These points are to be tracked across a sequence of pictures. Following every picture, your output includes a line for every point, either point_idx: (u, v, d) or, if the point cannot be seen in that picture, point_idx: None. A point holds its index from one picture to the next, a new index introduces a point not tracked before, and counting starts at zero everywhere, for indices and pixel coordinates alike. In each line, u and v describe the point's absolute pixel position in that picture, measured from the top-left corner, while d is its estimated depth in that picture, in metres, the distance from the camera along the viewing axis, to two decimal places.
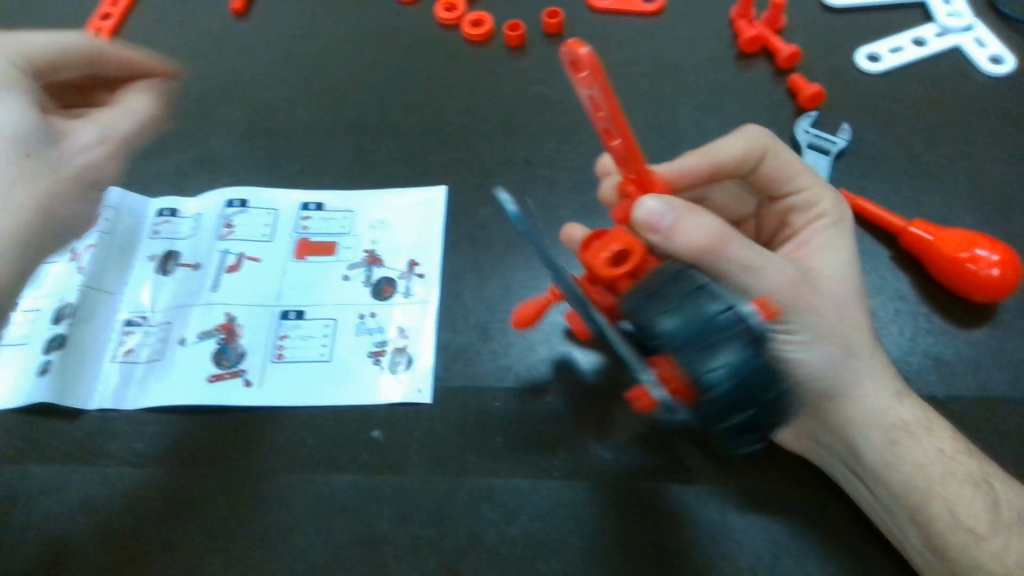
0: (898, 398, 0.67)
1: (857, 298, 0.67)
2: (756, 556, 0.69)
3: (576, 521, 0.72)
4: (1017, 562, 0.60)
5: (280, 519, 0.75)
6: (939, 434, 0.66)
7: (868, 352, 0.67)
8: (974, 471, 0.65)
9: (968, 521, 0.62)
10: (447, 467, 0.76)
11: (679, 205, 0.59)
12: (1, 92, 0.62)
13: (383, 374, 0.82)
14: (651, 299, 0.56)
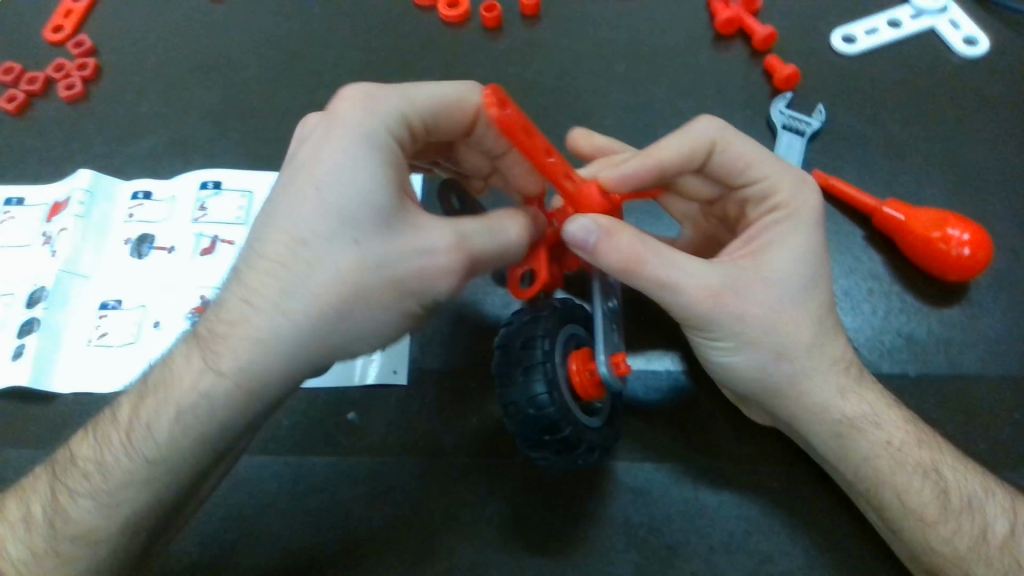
0: (843, 392, 0.65)
1: (798, 295, 0.64)
2: (727, 534, 0.70)
3: (550, 499, 0.73)
4: (965, 548, 0.61)
5: (257, 502, 0.76)
6: (887, 424, 0.65)
7: (807, 352, 0.64)
8: (925, 457, 0.64)
9: (916, 507, 0.62)
10: (422, 448, 0.77)
11: (604, 224, 0.60)
12: (359, 167, 0.57)
13: (358, 355, 0.81)
14: (520, 329, 0.68)
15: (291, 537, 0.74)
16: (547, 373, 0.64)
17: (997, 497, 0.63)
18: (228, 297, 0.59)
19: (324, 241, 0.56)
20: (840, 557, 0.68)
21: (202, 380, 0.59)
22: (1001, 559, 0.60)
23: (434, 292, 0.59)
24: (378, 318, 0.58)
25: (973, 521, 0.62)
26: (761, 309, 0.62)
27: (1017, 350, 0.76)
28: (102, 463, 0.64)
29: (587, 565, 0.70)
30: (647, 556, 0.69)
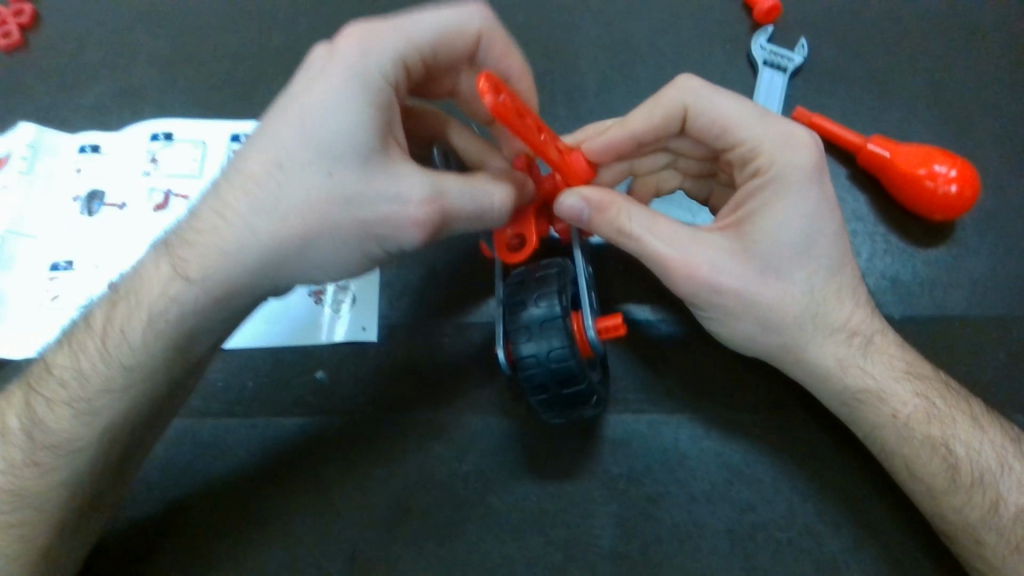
0: (843, 364, 0.63)
1: (790, 264, 0.61)
2: (708, 483, 0.68)
3: (527, 454, 0.71)
4: (976, 519, 0.60)
5: (223, 466, 0.74)
6: (897, 397, 0.62)
7: (796, 323, 0.62)
8: (934, 432, 0.61)
9: (925, 479, 0.61)
10: (394, 405, 0.74)
11: (595, 200, 0.61)
12: (344, 99, 0.53)
13: (324, 312, 0.77)
14: (526, 282, 0.62)
15: (261, 501, 0.72)
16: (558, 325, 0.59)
17: (1015, 467, 0.60)
18: (203, 207, 0.57)
19: (301, 167, 0.53)
20: (825, 503, 0.67)
21: (170, 294, 0.57)
22: (1013, 531, 0.58)
23: (401, 241, 0.56)
24: (339, 254, 0.56)
25: (984, 493, 0.60)
26: (743, 279, 0.61)
27: (1002, 289, 0.75)
28: (79, 370, 0.61)
29: (567, 520, 0.68)
30: (627, 508, 0.68)
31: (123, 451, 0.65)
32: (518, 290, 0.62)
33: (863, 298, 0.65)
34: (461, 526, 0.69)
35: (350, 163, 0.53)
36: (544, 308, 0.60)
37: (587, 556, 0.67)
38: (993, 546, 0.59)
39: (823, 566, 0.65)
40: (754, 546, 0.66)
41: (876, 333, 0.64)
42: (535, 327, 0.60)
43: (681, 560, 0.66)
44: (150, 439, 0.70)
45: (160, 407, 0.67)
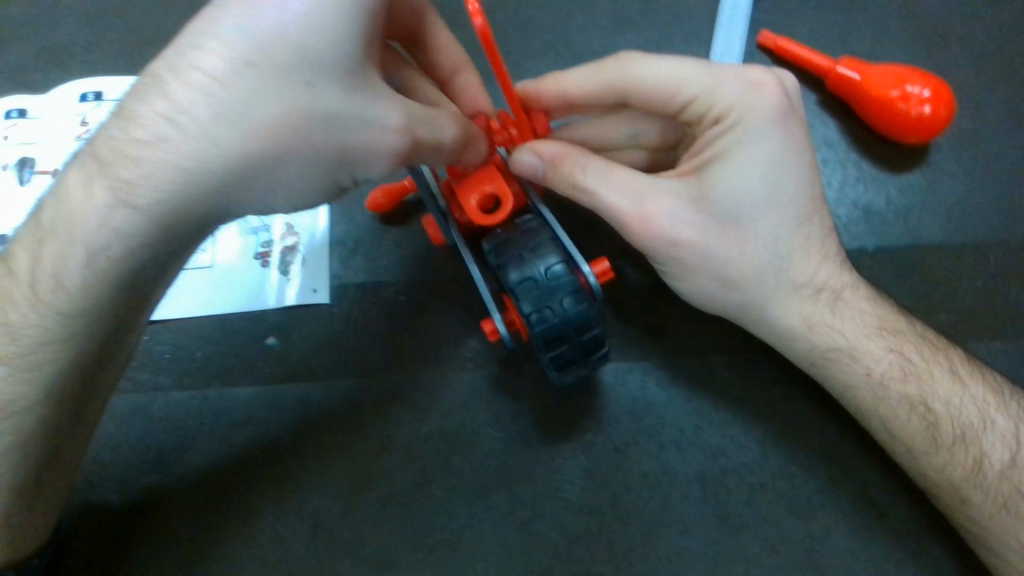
0: (810, 323, 0.60)
1: (750, 216, 0.57)
2: (678, 431, 0.66)
3: (490, 411, 0.68)
4: (960, 477, 0.57)
5: (177, 440, 0.71)
6: (870, 355, 0.60)
7: (760, 279, 0.59)
8: (911, 391, 0.58)
9: (904, 439, 0.59)
10: (351, 369, 0.71)
11: (548, 153, 0.59)
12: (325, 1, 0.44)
13: (272, 275, 0.74)
14: (522, 253, 0.56)
15: (221, 474, 0.70)
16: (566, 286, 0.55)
17: (998, 421, 0.57)
18: (132, 105, 0.47)
19: (277, 71, 0.45)
20: (798, 444, 0.64)
21: (107, 221, 0.49)
22: (998, 488, 0.55)
23: (373, 168, 0.51)
24: (302, 179, 0.50)
25: (967, 450, 0.57)
26: (701, 232, 0.58)
27: (979, 213, 0.71)
28: (10, 323, 0.55)
29: (534, 476, 0.66)
30: (595, 460, 0.66)
31: (68, 425, 0.59)
32: (519, 267, 0.55)
33: (833, 251, 0.61)
34: (426, 488, 0.67)
35: (327, 81, 0.46)
36: (563, 279, 0.55)
37: (556, 513, 0.65)
38: (979, 504, 0.56)
39: (798, 509, 0.63)
40: (726, 493, 0.64)
41: (845, 289, 0.62)
42: (564, 304, 0.55)
43: (651, 511, 0.64)
44: (97, 413, 0.64)
45: (106, 380, 0.61)
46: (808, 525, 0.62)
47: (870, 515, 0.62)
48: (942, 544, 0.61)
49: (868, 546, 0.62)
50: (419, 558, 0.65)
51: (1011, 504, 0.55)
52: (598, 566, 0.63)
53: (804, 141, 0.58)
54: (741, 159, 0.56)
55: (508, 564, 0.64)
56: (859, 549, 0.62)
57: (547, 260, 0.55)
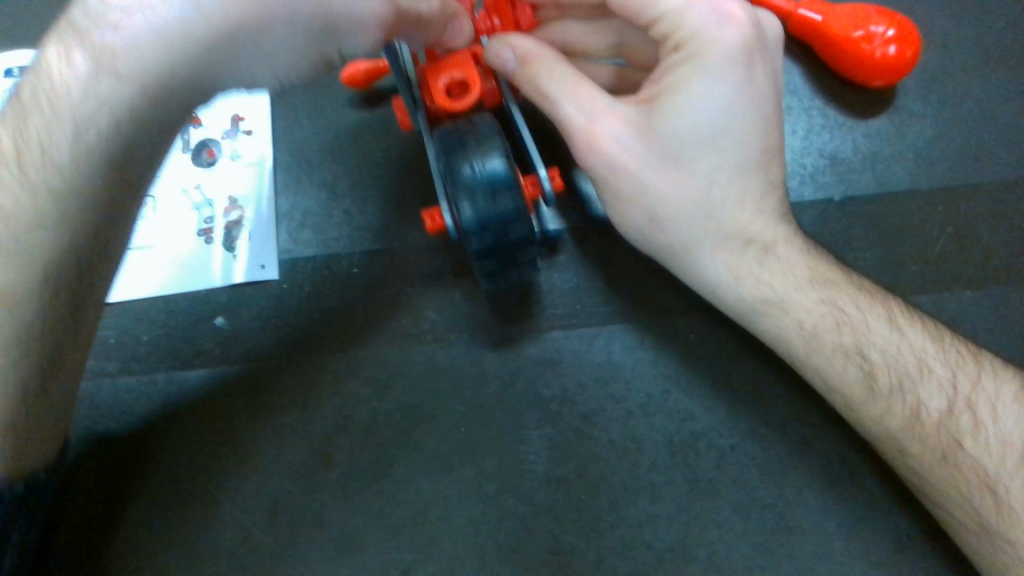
0: (737, 275, 0.58)
1: (688, 153, 0.55)
2: (644, 395, 0.64)
3: (451, 383, 0.65)
4: (897, 428, 0.54)
5: (126, 428, 0.67)
6: (804, 303, 0.57)
7: (689, 220, 0.57)
8: (845, 338, 0.56)
9: (840, 387, 0.56)
10: (305, 347, 0.68)
11: (521, 49, 0.57)
12: None
13: (217, 252, 0.70)
14: (466, 142, 0.52)
15: (173, 464, 0.66)
16: (510, 185, 0.52)
17: (937, 368, 0.54)
18: None
19: None
20: (766, 405, 0.63)
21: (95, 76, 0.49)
22: (937, 439, 0.52)
23: (361, 41, 0.48)
24: (286, 50, 0.47)
25: (905, 399, 0.54)
26: (636, 157, 0.56)
27: (949, 157, 0.69)
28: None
29: (498, 449, 0.63)
30: (560, 430, 0.63)
31: (60, 351, 0.54)
32: (460, 153, 0.52)
33: (772, 201, 0.58)
34: (388, 468, 0.64)
35: None
36: (500, 173, 0.52)
37: (522, 485, 0.62)
38: (919, 457, 0.53)
39: (768, 470, 0.61)
40: (695, 457, 0.62)
41: (778, 241, 0.58)
42: (494, 199, 0.52)
43: (620, 480, 0.62)
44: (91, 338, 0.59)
45: (98, 306, 0.56)
46: (779, 487, 0.61)
47: (841, 473, 0.61)
48: (914, 498, 0.60)
49: (840, 505, 0.60)
50: (383, 539, 0.62)
51: (951, 455, 0.52)
52: (567, 539, 0.61)
53: (761, 84, 0.55)
54: (687, 92, 0.53)
55: (474, 541, 0.62)
56: (832, 508, 0.60)
57: (494, 157, 0.52)
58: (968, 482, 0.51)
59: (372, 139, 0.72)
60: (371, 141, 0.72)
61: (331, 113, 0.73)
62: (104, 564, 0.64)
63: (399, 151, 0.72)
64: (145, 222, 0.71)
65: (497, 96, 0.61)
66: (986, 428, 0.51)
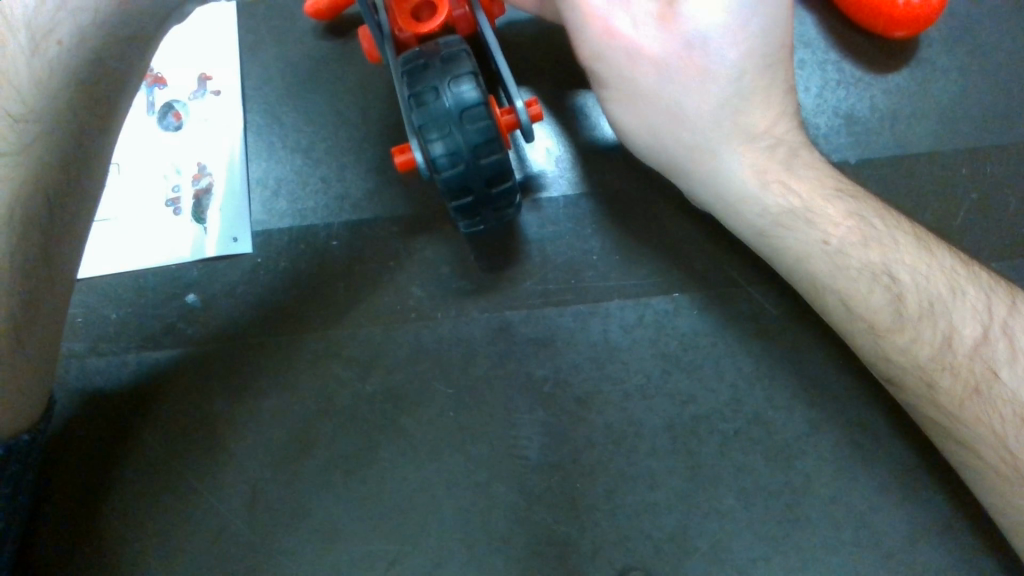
0: (764, 180, 0.53)
1: (717, 41, 0.49)
2: (643, 376, 0.60)
3: (438, 364, 0.61)
4: (927, 358, 0.48)
5: (94, 414, 0.63)
6: (828, 216, 0.52)
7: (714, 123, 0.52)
8: (874, 259, 0.50)
9: (865, 313, 0.50)
10: (282, 325, 0.63)
11: None
12: None
13: (185, 224, 0.65)
14: (434, 67, 0.49)
15: (145, 451, 0.62)
16: (478, 114, 0.49)
17: (970, 292, 0.49)
18: None
19: None
20: (774, 385, 0.59)
21: (38, 56, 0.50)
22: (970, 368, 0.47)
23: None
24: None
25: (936, 325, 0.48)
26: (660, 49, 0.51)
27: (974, 114, 0.64)
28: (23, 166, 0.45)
29: (488, 433, 0.60)
30: (554, 413, 0.60)
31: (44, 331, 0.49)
32: (425, 81, 0.49)
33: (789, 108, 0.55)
34: (373, 454, 0.60)
35: None
36: (467, 101, 0.48)
37: (513, 472, 0.59)
38: (948, 389, 0.48)
39: (776, 456, 0.58)
40: (697, 442, 0.58)
41: (801, 147, 0.55)
42: (462, 123, 0.48)
43: (617, 466, 0.58)
44: (56, 320, 0.55)
45: (59, 271, 0.53)
46: (787, 473, 0.57)
47: (853, 458, 0.57)
48: (931, 483, 0.56)
49: (851, 492, 0.57)
50: (369, 528, 0.59)
51: (983, 388, 0.47)
52: (561, 527, 0.58)
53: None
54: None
55: (463, 530, 0.59)
56: (843, 496, 0.57)
57: (459, 85, 0.48)
58: (1000, 417, 0.46)
59: (350, 99, 0.67)
60: (349, 102, 0.67)
61: (306, 71, 0.68)
62: (74, 560, 0.60)
63: (379, 112, 0.66)
64: (108, 193, 0.66)
65: (472, 23, 0.55)
66: None
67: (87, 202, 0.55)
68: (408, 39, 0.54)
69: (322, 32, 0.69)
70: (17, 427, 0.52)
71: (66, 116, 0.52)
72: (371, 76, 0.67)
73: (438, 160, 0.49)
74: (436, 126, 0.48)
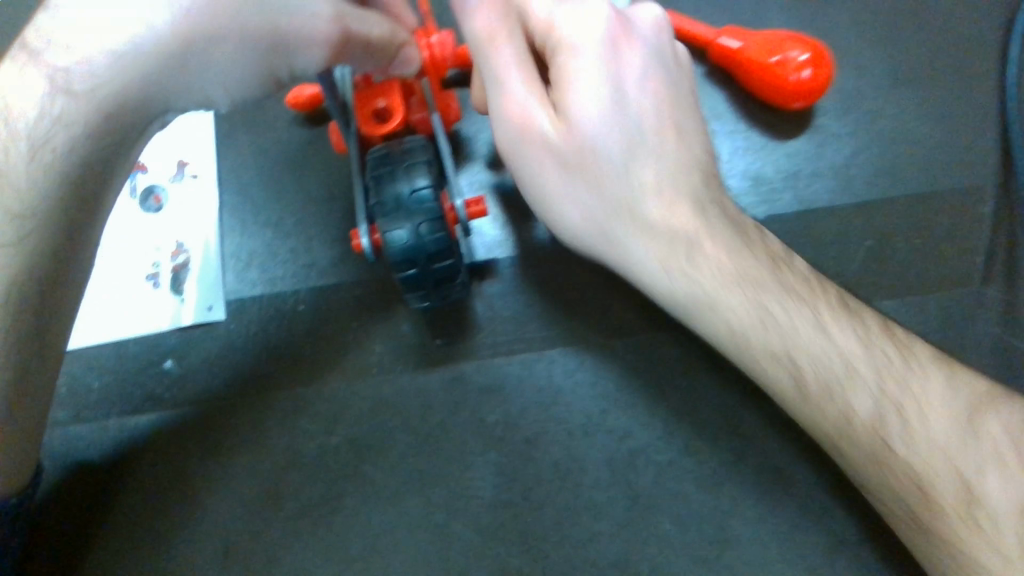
0: (667, 270, 0.54)
1: (609, 145, 0.52)
2: (583, 416, 0.66)
3: (397, 413, 0.67)
4: (835, 432, 0.49)
5: (77, 476, 0.67)
6: (727, 300, 0.52)
7: (597, 214, 0.55)
8: (772, 338, 0.51)
9: (788, 387, 0.51)
10: (253, 385, 0.69)
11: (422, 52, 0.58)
12: None
13: (164, 296, 0.71)
14: (397, 173, 0.57)
15: (125, 509, 0.66)
16: (434, 218, 0.56)
17: (863, 368, 0.48)
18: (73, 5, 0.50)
19: None
20: (701, 418, 0.65)
21: (36, 163, 0.51)
22: (869, 443, 0.47)
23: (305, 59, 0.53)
24: (234, 70, 0.52)
25: (838, 405, 0.48)
26: (554, 145, 0.53)
27: (865, 171, 0.72)
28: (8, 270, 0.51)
29: (444, 477, 0.65)
30: (505, 454, 0.65)
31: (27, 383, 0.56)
32: (390, 185, 0.57)
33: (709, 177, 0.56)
34: (338, 502, 0.65)
35: None
36: (428, 209, 0.57)
37: (469, 511, 0.64)
38: (860, 461, 0.48)
39: (704, 483, 0.63)
40: (634, 474, 0.64)
41: (701, 232, 0.54)
42: (419, 229, 0.56)
43: (562, 500, 0.64)
44: (42, 400, 0.59)
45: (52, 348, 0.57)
46: (715, 498, 0.63)
47: (774, 482, 0.63)
48: (845, 503, 0.62)
49: (773, 513, 0.62)
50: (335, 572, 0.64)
51: (885, 458, 0.46)
52: (513, 560, 0.62)
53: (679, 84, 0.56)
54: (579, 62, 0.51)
55: (423, 568, 0.63)
56: (766, 517, 0.62)
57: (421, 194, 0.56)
58: (907, 488, 0.45)
59: (315, 179, 0.74)
60: (314, 180, 0.74)
61: (274, 155, 0.76)
62: None
63: (340, 189, 0.74)
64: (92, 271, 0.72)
65: (428, 127, 0.64)
66: (919, 431, 0.45)
67: (71, 294, 0.57)
68: (371, 136, 0.62)
69: (289, 119, 0.77)
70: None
71: (60, 213, 0.53)
72: (332, 156, 0.75)
73: (394, 254, 0.56)
74: (396, 226, 0.56)
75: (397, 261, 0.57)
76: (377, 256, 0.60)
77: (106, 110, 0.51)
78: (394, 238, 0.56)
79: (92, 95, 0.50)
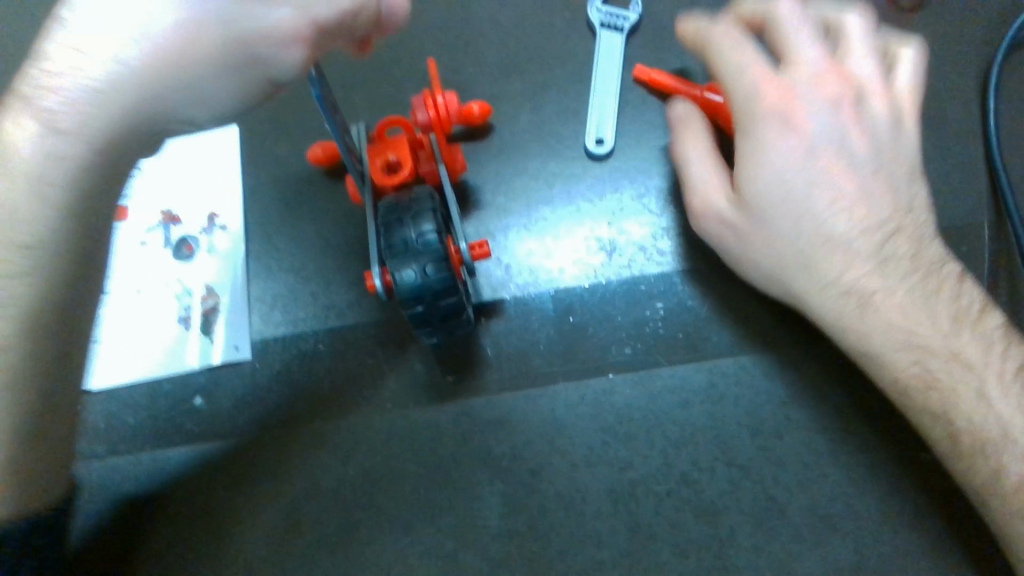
0: (851, 291, 0.60)
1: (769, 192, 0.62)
2: (586, 448, 0.69)
3: (410, 446, 0.70)
4: (940, 413, 0.57)
5: (114, 507, 0.72)
6: (905, 323, 0.59)
7: (792, 272, 0.62)
8: (947, 336, 0.58)
9: (932, 379, 0.58)
10: (277, 420, 0.73)
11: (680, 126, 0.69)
12: None
13: (194, 338, 0.76)
14: (404, 221, 0.62)
15: (158, 537, 0.71)
16: (438, 259, 0.61)
17: (969, 368, 0.57)
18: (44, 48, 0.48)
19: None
20: (699, 449, 0.67)
21: (40, 201, 0.51)
22: (983, 433, 0.56)
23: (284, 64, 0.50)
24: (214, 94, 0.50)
25: (961, 398, 0.57)
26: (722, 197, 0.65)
27: None
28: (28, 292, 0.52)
29: (454, 508, 0.68)
30: (512, 485, 0.68)
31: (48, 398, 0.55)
32: (397, 231, 0.62)
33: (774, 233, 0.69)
34: (355, 530, 0.69)
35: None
36: (432, 251, 0.61)
37: (477, 539, 0.67)
38: (962, 447, 0.57)
39: (702, 512, 0.65)
40: (635, 504, 0.66)
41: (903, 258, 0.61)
42: (426, 270, 0.61)
43: (566, 529, 0.66)
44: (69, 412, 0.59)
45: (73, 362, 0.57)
46: (713, 527, 0.65)
47: (770, 511, 0.65)
48: (838, 530, 0.64)
49: (770, 541, 0.64)
50: None
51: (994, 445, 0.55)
52: None
53: (879, 119, 0.64)
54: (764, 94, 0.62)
55: None
56: (762, 544, 0.64)
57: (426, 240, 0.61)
58: (990, 463, 0.55)
59: (334, 227, 0.80)
60: (333, 228, 0.80)
61: (296, 205, 0.81)
62: None
63: (358, 235, 0.79)
64: (131, 316, 0.77)
65: (435, 178, 0.70)
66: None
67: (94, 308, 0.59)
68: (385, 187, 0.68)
69: (309, 171, 0.82)
70: (42, 501, 0.58)
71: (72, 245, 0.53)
72: (350, 205, 0.80)
73: (402, 294, 0.61)
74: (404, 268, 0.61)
75: (405, 300, 0.61)
76: (390, 296, 0.65)
77: (102, 143, 0.50)
78: (402, 278, 0.60)
79: (84, 130, 0.49)
